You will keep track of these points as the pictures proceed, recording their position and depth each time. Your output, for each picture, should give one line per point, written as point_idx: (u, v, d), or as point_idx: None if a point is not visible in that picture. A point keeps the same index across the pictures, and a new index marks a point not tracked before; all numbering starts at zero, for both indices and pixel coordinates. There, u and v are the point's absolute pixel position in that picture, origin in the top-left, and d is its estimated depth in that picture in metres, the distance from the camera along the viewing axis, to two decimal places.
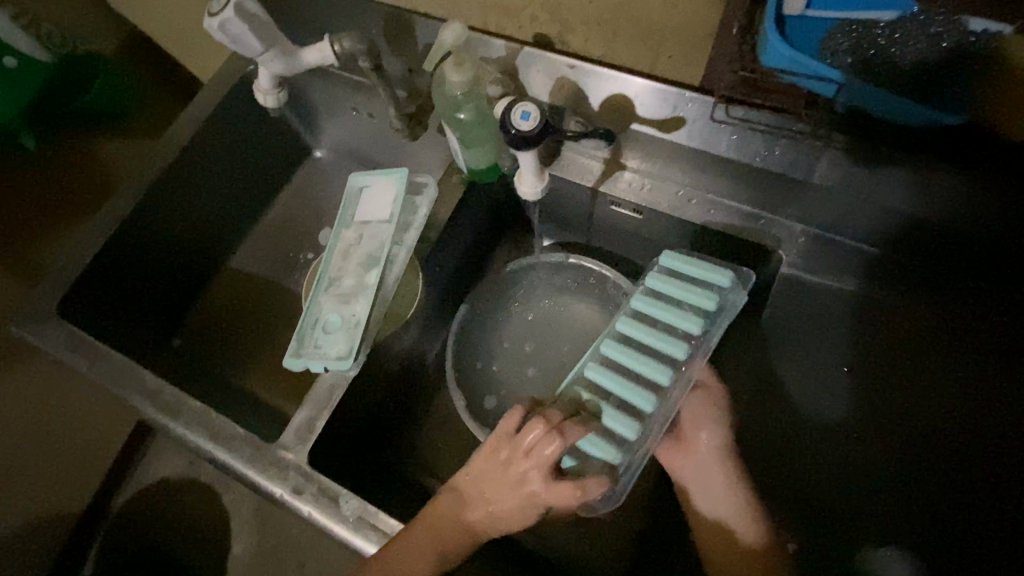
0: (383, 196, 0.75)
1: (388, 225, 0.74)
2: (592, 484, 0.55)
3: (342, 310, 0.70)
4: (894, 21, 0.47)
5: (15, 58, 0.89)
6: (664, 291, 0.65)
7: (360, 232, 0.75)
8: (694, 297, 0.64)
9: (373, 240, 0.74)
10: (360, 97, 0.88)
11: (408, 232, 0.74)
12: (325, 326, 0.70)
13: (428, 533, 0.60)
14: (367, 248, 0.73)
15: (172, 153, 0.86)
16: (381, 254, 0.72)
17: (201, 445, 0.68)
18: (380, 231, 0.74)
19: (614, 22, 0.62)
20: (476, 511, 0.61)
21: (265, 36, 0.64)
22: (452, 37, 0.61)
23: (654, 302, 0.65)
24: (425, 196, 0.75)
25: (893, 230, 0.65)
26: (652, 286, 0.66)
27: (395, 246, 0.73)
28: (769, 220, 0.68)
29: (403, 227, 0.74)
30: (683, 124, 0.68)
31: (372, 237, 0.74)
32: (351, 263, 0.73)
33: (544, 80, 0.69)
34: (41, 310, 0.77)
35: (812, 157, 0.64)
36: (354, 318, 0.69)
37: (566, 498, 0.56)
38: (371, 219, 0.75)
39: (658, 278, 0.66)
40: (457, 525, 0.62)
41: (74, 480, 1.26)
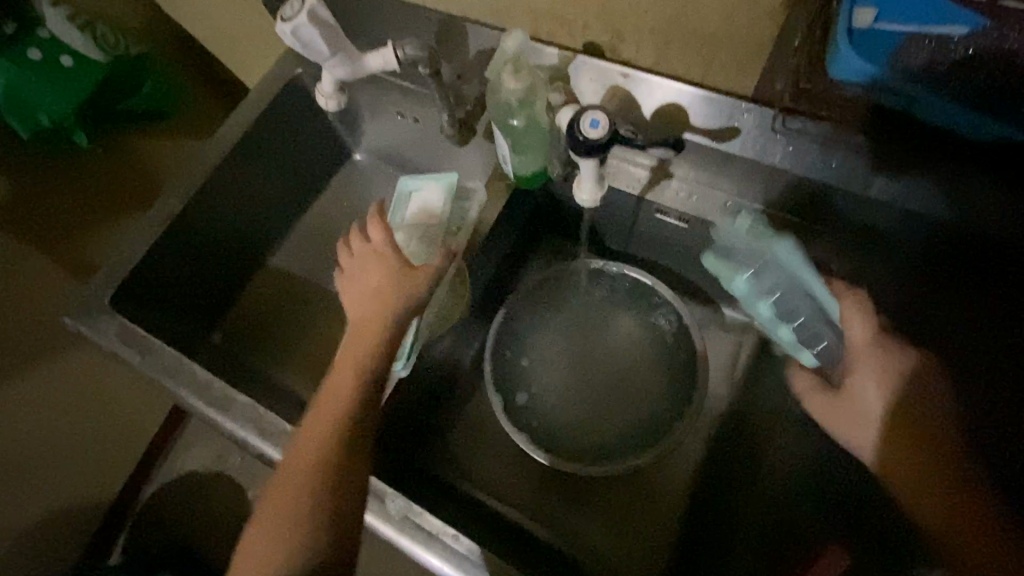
0: (433, 199, 0.80)
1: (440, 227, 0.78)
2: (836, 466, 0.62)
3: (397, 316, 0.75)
4: (966, 36, 0.46)
5: (71, 58, 0.89)
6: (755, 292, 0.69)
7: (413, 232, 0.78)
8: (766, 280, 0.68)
9: (426, 241, 0.77)
10: (406, 102, 0.89)
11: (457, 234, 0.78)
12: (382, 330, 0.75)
13: (303, 452, 0.56)
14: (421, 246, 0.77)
15: (221, 152, 0.88)
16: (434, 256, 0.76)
17: (249, 439, 0.70)
18: (433, 232, 0.78)
19: (670, 32, 0.63)
20: (337, 382, 0.61)
21: (333, 40, 0.66)
22: (513, 45, 0.66)
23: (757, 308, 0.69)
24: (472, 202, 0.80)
25: (935, 245, 0.63)
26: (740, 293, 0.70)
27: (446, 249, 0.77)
28: (817, 231, 0.70)
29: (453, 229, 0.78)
30: (737, 135, 0.66)
31: (425, 237, 0.77)
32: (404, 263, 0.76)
33: (595, 87, 0.68)
34: (94, 303, 0.79)
35: (868, 172, 0.62)
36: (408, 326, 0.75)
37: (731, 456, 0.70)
38: (422, 222, 0.78)
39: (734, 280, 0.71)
40: (339, 403, 0.59)
41: (107, 472, 1.28)
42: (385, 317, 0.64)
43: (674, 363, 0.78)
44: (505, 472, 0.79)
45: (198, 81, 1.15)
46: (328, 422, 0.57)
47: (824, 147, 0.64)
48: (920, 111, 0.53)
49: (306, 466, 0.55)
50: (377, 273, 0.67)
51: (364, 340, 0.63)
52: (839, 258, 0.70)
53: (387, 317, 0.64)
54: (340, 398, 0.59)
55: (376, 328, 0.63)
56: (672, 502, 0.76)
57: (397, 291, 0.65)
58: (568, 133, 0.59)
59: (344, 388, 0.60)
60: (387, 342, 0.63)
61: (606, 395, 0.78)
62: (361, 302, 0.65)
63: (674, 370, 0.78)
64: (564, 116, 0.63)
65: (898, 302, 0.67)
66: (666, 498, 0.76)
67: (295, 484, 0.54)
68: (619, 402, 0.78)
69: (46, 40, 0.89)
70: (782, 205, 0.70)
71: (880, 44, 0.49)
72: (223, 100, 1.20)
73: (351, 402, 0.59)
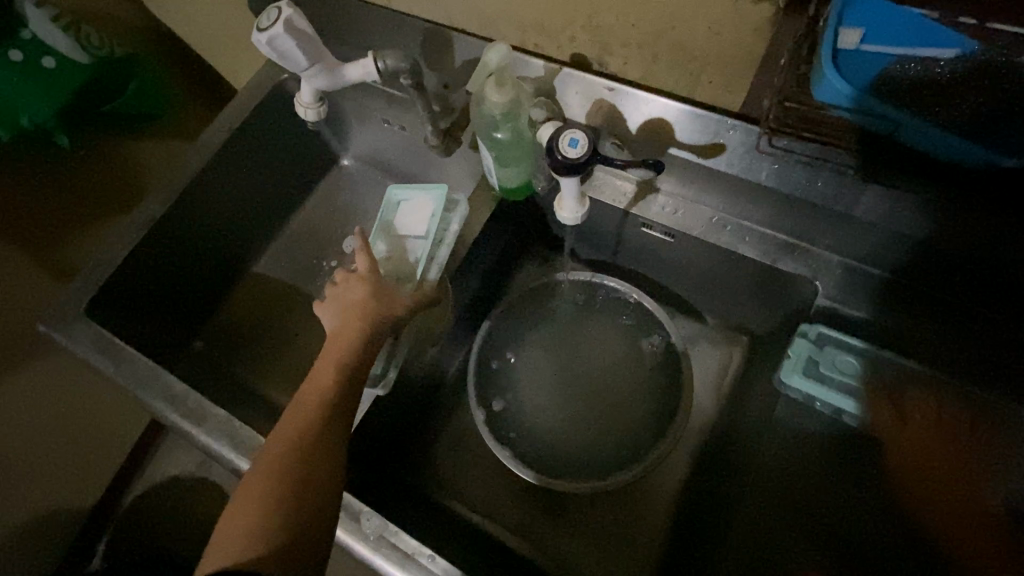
0: (422, 208, 0.78)
1: (426, 238, 0.75)
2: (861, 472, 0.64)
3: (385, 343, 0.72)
4: (954, 58, 0.47)
5: (54, 59, 0.88)
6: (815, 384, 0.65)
7: (400, 242, 0.76)
8: (824, 377, 0.65)
9: (413, 251, 0.75)
10: (392, 110, 0.88)
11: (441, 245, 0.75)
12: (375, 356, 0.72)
13: (263, 466, 0.52)
14: (406, 258, 0.75)
15: (204, 158, 0.87)
16: (415, 268, 0.74)
17: (224, 453, 0.68)
18: (418, 243, 0.75)
19: (657, 46, 0.62)
20: (315, 384, 0.59)
21: (312, 51, 0.65)
22: (496, 57, 0.66)
23: (817, 390, 0.65)
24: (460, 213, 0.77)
25: (920, 261, 0.64)
26: (807, 393, 0.65)
27: (428, 262, 0.74)
28: (807, 249, 0.68)
29: (439, 240, 0.75)
30: (722, 152, 0.66)
31: (411, 248, 0.75)
32: (388, 274, 0.74)
33: (581, 101, 0.69)
34: (71, 310, 0.77)
35: (852, 191, 0.63)
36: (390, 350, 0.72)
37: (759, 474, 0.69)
38: (407, 233, 0.76)
39: (806, 388, 0.65)
40: (310, 404, 0.57)
41: (89, 477, 1.26)
42: (358, 337, 0.62)
43: (658, 379, 0.77)
44: (487, 486, 0.78)
45: (187, 85, 1.14)
46: (294, 433, 0.55)
47: (810, 168, 0.63)
48: (907, 136, 0.50)
49: (266, 482, 0.51)
50: (355, 294, 0.67)
51: (335, 353, 0.61)
52: (828, 275, 0.67)
53: (361, 337, 0.63)
54: (307, 416, 0.56)
55: (347, 346, 0.62)
56: (656, 520, 0.75)
57: (372, 310, 0.65)
58: (548, 152, 0.58)
59: (321, 391, 0.58)
60: (353, 364, 0.61)
61: (588, 409, 0.77)
62: (336, 322, 0.65)
63: (656, 384, 0.77)
64: (545, 133, 0.62)
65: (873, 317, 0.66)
66: (650, 515, 0.76)
67: (254, 491, 0.51)
68: (601, 417, 0.77)
69: (27, 40, 0.87)
70: (770, 222, 0.69)
71: (862, 69, 0.48)
72: (212, 105, 1.20)
73: (318, 419, 0.56)
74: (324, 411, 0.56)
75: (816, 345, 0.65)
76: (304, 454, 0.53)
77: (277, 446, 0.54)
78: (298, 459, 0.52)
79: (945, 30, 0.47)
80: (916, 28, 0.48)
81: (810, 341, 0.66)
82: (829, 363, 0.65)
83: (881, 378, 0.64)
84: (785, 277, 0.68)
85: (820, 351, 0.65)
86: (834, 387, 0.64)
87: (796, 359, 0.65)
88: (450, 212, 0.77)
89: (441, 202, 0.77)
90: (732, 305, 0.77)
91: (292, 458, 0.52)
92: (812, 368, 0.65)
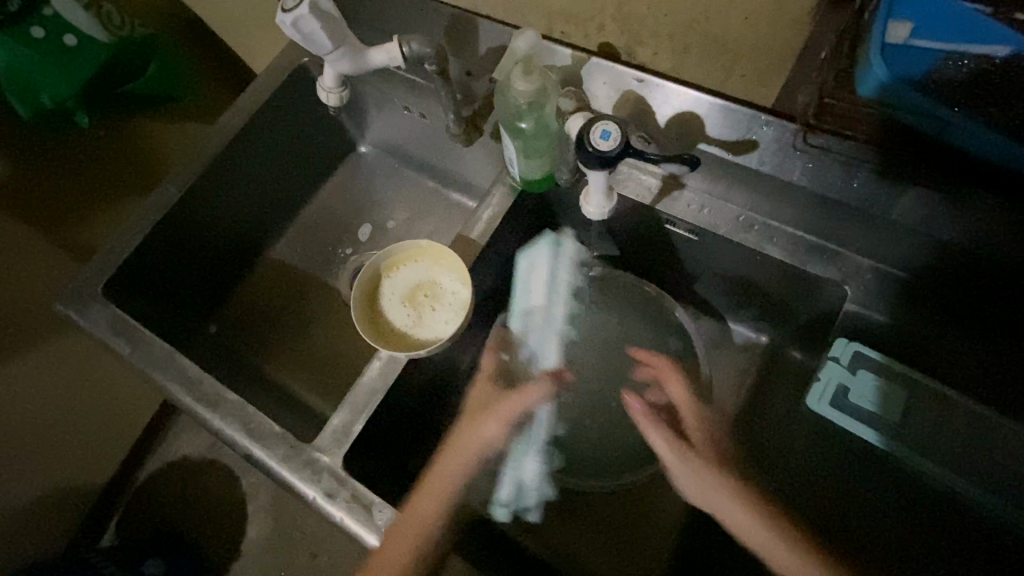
0: (545, 273, 0.75)
1: (553, 308, 0.75)
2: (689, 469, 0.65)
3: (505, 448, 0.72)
4: (1008, 56, 0.45)
5: (75, 37, 0.85)
6: (836, 408, 0.60)
7: (533, 319, 0.75)
8: (845, 403, 0.60)
9: (547, 323, 0.75)
10: (413, 96, 0.87)
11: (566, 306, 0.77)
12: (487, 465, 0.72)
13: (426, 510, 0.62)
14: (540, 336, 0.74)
15: (221, 141, 0.86)
16: (533, 343, 0.74)
17: (237, 439, 0.68)
18: (548, 316, 0.75)
19: (689, 36, 0.60)
20: (477, 441, 0.66)
21: (337, 34, 0.63)
22: (524, 45, 0.62)
23: (837, 415, 0.59)
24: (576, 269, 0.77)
25: (959, 268, 0.60)
26: (830, 420, 0.60)
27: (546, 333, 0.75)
28: (835, 252, 0.66)
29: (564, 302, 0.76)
30: (754, 149, 0.63)
31: (540, 322, 0.75)
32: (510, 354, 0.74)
33: (608, 92, 0.66)
34: (87, 291, 0.77)
35: (890, 196, 0.60)
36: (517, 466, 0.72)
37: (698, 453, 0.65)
38: (525, 303, 0.75)
39: (826, 414, 0.60)
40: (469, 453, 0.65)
41: (101, 455, 1.27)
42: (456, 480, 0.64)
43: None
44: None
45: (205, 65, 1.12)
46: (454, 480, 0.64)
47: (845, 166, 0.60)
48: (957, 139, 0.48)
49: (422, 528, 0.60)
50: (475, 405, 0.68)
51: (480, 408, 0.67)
52: (858, 280, 0.65)
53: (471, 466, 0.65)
54: (414, 532, 0.60)
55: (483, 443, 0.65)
56: (668, 522, 0.74)
57: (465, 451, 0.65)
58: (578, 145, 0.56)
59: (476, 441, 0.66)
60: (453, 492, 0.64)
61: (602, 408, 0.76)
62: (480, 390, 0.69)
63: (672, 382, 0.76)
64: (576, 125, 0.60)
65: (894, 321, 0.64)
66: (663, 517, 0.75)
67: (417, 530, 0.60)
68: (616, 417, 0.76)
69: (49, 17, 0.83)
70: (796, 221, 0.67)
71: (905, 64, 0.46)
72: (230, 86, 1.18)
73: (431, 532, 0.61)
74: (432, 527, 0.61)
75: (838, 367, 0.61)
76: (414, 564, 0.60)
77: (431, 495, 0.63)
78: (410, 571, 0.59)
79: (990, 23, 0.44)
80: (967, 21, 0.45)
81: (843, 366, 0.60)
82: (857, 390, 0.60)
83: (912, 397, 0.59)
84: (813, 280, 0.66)
85: (841, 376, 0.60)
86: (857, 415, 0.59)
87: (818, 383, 0.61)
88: (566, 264, 0.76)
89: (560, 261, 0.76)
90: (754, 306, 0.76)
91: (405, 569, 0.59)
92: (830, 394, 0.60)
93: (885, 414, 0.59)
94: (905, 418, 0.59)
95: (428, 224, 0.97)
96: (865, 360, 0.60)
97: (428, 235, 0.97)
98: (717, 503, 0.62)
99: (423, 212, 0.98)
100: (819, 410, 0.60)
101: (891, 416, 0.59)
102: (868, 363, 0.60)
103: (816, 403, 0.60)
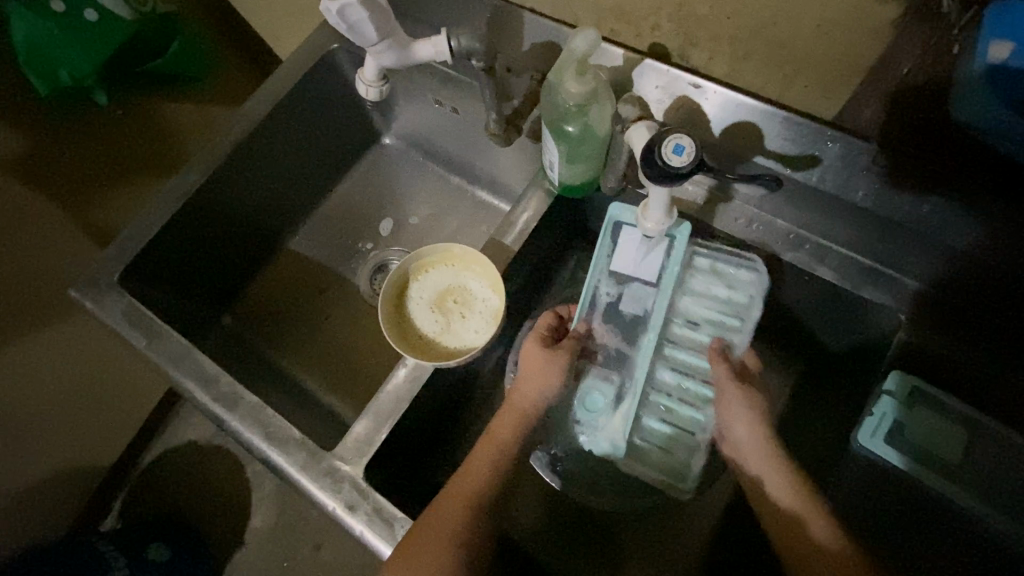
0: (650, 253, 0.66)
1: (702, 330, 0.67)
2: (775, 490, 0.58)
3: (604, 388, 0.68)
4: None
5: (96, 12, 0.80)
6: (899, 431, 0.57)
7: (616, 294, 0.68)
8: (900, 433, 0.57)
9: (635, 304, 0.67)
10: (445, 90, 0.83)
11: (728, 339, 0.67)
12: (581, 400, 0.69)
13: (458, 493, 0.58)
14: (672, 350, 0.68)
15: (245, 127, 0.82)
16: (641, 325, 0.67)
17: (254, 442, 0.65)
18: (696, 334, 0.67)
19: (751, 43, 0.55)
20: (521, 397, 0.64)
21: (381, 24, 0.59)
22: (583, 45, 0.56)
23: (894, 448, 0.56)
24: (756, 310, 0.66)
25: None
26: (887, 450, 0.56)
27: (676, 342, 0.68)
28: (890, 275, 0.62)
29: (722, 330, 0.67)
30: (816, 165, 0.60)
31: (681, 336, 0.68)
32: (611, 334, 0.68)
33: (661, 95, 0.63)
34: (102, 278, 0.74)
35: (963, 225, 0.56)
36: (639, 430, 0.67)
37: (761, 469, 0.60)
38: (631, 278, 0.67)
39: (890, 449, 0.56)
40: (512, 421, 0.63)
41: (107, 440, 1.25)
42: (513, 436, 0.62)
43: None
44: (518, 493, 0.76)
45: (228, 46, 1.08)
46: (487, 460, 0.61)
47: (915, 195, 0.57)
48: None
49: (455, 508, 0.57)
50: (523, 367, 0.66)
51: (532, 370, 0.65)
52: (911, 306, 0.61)
53: (516, 433, 0.62)
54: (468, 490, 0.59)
55: (522, 414, 0.63)
56: (691, 544, 0.72)
57: (519, 403, 0.64)
58: (646, 157, 0.52)
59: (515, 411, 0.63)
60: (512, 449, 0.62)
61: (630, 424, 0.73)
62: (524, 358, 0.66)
63: None
64: (640, 136, 0.57)
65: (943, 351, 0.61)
66: (686, 539, 0.73)
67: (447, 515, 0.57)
68: None
69: None
70: (849, 240, 0.64)
71: (1004, 82, 0.44)
72: (252, 67, 1.14)
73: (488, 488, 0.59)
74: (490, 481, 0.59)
75: (889, 393, 0.58)
76: (472, 519, 0.57)
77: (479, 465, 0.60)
78: (467, 524, 0.57)
79: None
80: None
81: (897, 400, 0.58)
82: (915, 427, 0.57)
83: (972, 438, 0.56)
84: (865, 305, 0.64)
85: (891, 406, 0.58)
86: (923, 453, 0.56)
87: (874, 415, 0.58)
88: (741, 293, 0.67)
89: (737, 286, 0.67)
90: (794, 325, 0.74)
91: (464, 520, 0.57)
92: (883, 424, 0.57)
93: (944, 453, 0.55)
94: (965, 457, 0.55)
95: (452, 222, 0.94)
96: (929, 393, 0.58)
97: (452, 233, 0.94)
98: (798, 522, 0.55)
99: (448, 209, 0.95)
100: (875, 445, 0.57)
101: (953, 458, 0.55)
102: (910, 387, 0.58)
103: (869, 441, 0.57)
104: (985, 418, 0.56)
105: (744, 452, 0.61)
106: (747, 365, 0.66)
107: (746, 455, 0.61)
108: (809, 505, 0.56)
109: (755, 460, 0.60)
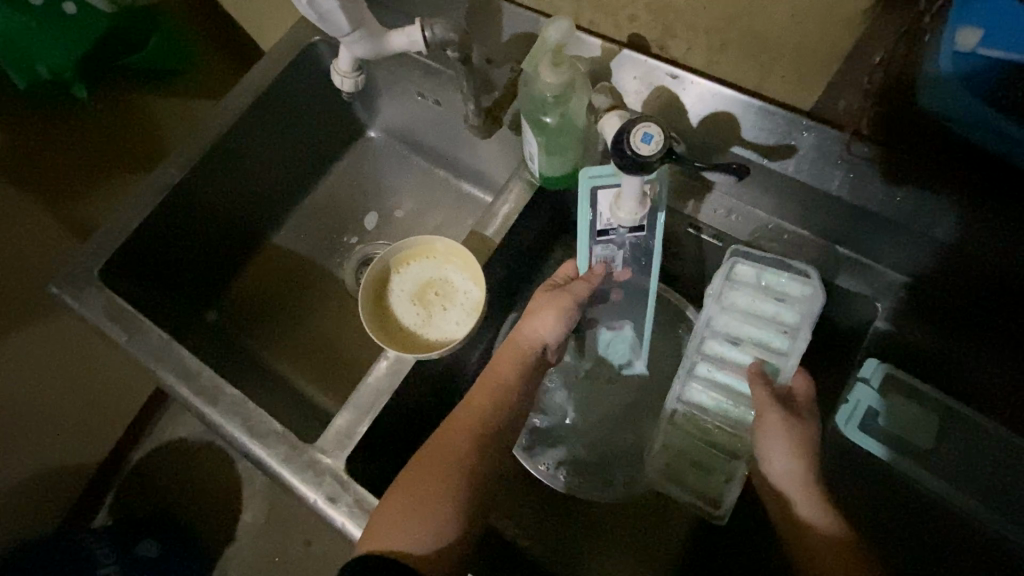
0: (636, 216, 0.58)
1: (744, 348, 0.63)
2: (802, 509, 0.57)
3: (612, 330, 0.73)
4: None
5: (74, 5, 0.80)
6: (877, 414, 0.60)
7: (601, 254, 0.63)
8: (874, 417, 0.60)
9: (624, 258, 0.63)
10: (427, 82, 0.82)
11: (772, 362, 0.62)
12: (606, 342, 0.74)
13: (448, 451, 0.59)
14: (710, 368, 0.65)
15: (226, 120, 0.81)
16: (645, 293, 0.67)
17: (235, 436, 0.65)
18: (736, 352, 0.64)
19: (727, 32, 0.55)
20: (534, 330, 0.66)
21: (354, 14, 0.59)
22: (557, 35, 0.58)
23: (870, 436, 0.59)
24: (805, 334, 0.61)
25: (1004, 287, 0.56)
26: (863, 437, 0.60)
27: (702, 353, 0.65)
28: (867, 264, 0.64)
29: (767, 352, 0.63)
30: (792, 155, 0.59)
31: (721, 354, 0.65)
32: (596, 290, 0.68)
33: (638, 86, 0.62)
34: (82, 274, 0.73)
35: (935, 215, 0.55)
36: (666, 440, 0.68)
37: (797, 488, 0.58)
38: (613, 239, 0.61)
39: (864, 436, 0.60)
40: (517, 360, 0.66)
41: (95, 436, 1.25)
42: (512, 372, 0.65)
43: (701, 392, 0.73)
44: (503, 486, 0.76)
45: (212, 40, 1.07)
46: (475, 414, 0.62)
47: (890, 184, 0.56)
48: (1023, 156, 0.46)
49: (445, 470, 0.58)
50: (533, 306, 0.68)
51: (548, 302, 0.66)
52: (889, 297, 0.63)
53: (518, 371, 0.65)
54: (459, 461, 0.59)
55: (526, 353, 0.66)
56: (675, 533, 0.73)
57: (523, 336, 0.66)
58: (616, 146, 0.52)
59: (509, 357, 0.66)
60: (512, 418, 0.64)
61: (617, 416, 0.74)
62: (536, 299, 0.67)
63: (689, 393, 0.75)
64: (612, 127, 0.57)
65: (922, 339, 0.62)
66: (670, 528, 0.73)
67: (438, 477, 0.57)
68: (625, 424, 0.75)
69: None
70: (826, 228, 0.65)
71: (979, 76, 0.44)
72: (235, 60, 1.13)
73: (467, 464, 0.59)
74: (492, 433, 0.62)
75: (866, 380, 0.61)
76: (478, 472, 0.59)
77: (476, 416, 0.62)
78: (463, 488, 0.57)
79: None
80: None
81: (873, 388, 0.60)
82: (889, 414, 0.59)
83: (948, 423, 0.58)
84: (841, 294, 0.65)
85: (873, 396, 0.60)
86: (895, 439, 0.59)
87: (851, 403, 0.61)
88: (791, 313, 0.62)
89: (786, 302, 0.62)
90: None
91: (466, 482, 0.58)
92: (859, 412, 0.60)
93: (921, 438, 0.58)
94: (939, 442, 0.58)
95: (437, 216, 0.94)
96: (902, 380, 0.60)
97: (437, 227, 0.94)
98: (816, 525, 0.55)
99: (433, 202, 0.95)
100: (852, 432, 0.60)
101: (925, 445, 0.58)
102: (890, 375, 0.60)
103: (845, 424, 0.60)
104: (959, 405, 0.58)
105: (773, 470, 0.59)
106: (795, 394, 0.61)
107: (779, 473, 0.58)
108: (808, 492, 0.57)
109: (790, 480, 0.58)
